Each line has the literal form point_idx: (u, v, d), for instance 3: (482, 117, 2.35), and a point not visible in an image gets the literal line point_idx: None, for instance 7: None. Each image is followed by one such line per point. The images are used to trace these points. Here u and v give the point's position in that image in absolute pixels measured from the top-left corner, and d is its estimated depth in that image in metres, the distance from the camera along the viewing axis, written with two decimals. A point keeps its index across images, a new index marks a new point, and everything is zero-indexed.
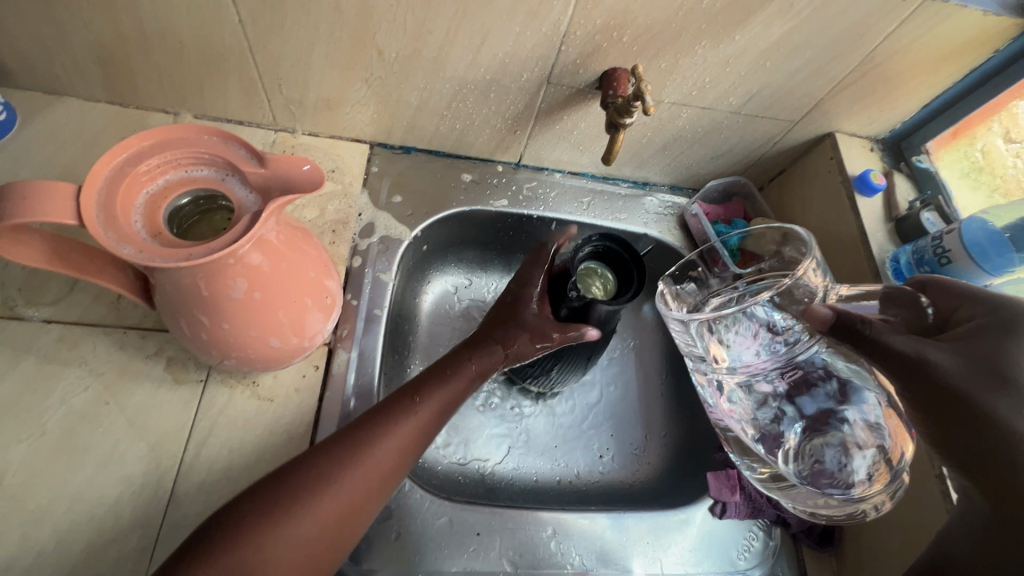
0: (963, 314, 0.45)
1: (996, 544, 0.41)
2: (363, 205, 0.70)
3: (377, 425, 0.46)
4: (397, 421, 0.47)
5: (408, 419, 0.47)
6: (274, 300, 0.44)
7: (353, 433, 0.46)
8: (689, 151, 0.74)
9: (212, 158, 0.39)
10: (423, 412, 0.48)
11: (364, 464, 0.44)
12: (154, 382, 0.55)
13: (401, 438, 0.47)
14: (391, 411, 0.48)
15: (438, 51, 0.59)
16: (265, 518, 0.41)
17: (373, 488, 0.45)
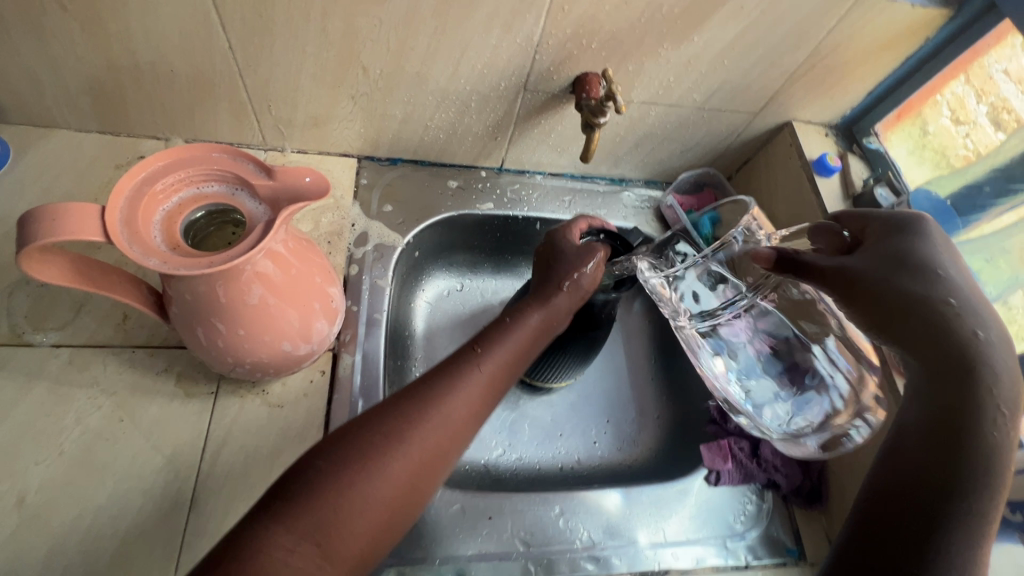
0: (868, 228, 0.54)
1: (937, 407, 0.43)
2: (355, 215, 0.72)
3: (444, 387, 0.48)
4: (462, 380, 0.48)
5: (457, 381, 0.48)
6: (285, 306, 0.47)
7: (420, 392, 0.47)
8: (660, 147, 0.79)
9: (223, 175, 0.41)
10: (473, 372, 0.49)
11: (432, 422, 0.46)
12: (165, 397, 0.56)
13: (466, 397, 0.48)
14: (457, 370, 0.49)
15: (420, 66, 0.63)
16: (337, 483, 0.41)
17: (444, 446, 0.46)
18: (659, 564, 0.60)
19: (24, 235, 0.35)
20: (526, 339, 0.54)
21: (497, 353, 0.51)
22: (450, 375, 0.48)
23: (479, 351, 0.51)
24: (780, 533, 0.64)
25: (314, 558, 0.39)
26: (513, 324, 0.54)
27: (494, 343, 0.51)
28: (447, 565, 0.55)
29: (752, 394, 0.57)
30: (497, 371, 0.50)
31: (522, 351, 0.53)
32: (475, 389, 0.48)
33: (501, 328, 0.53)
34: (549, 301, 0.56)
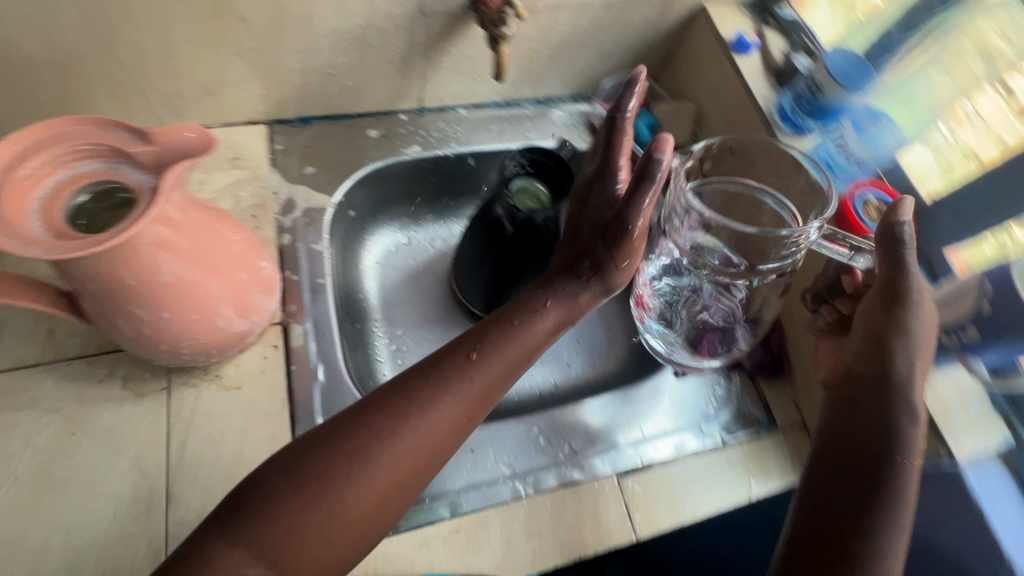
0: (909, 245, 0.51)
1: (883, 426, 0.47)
2: (277, 183, 0.69)
3: (424, 402, 0.44)
4: (447, 394, 0.45)
5: (446, 395, 0.45)
6: (205, 279, 0.45)
7: (395, 402, 0.44)
8: (578, 56, 0.76)
9: (95, 148, 0.38)
10: (462, 386, 0.46)
11: (404, 443, 0.43)
12: (115, 402, 0.54)
13: (450, 411, 0.45)
14: (445, 380, 0.46)
15: (303, 6, 0.59)
16: (302, 500, 0.40)
17: (420, 464, 0.44)
18: (641, 459, 0.62)
19: None
20: (523, 344, 0.49)
21: (488, 360, 0.47)
22: (434, 390, 0.45)
23: (471, 363, 0.47)
24: (751, 408, 0.67)
25: (269, 572, 0.39)
26: (507, 324, 0.49)
27: (488, 353, 0.47)
28: (438, 503, 0.56)
29: (670, 329, 0.68)
30: (483, 387, 0.46)
31: (519, 360, 0.48)
32: (462, 404, 0.45)
33: (500, 330, 0.49)
34: (572, 298, 0.51)
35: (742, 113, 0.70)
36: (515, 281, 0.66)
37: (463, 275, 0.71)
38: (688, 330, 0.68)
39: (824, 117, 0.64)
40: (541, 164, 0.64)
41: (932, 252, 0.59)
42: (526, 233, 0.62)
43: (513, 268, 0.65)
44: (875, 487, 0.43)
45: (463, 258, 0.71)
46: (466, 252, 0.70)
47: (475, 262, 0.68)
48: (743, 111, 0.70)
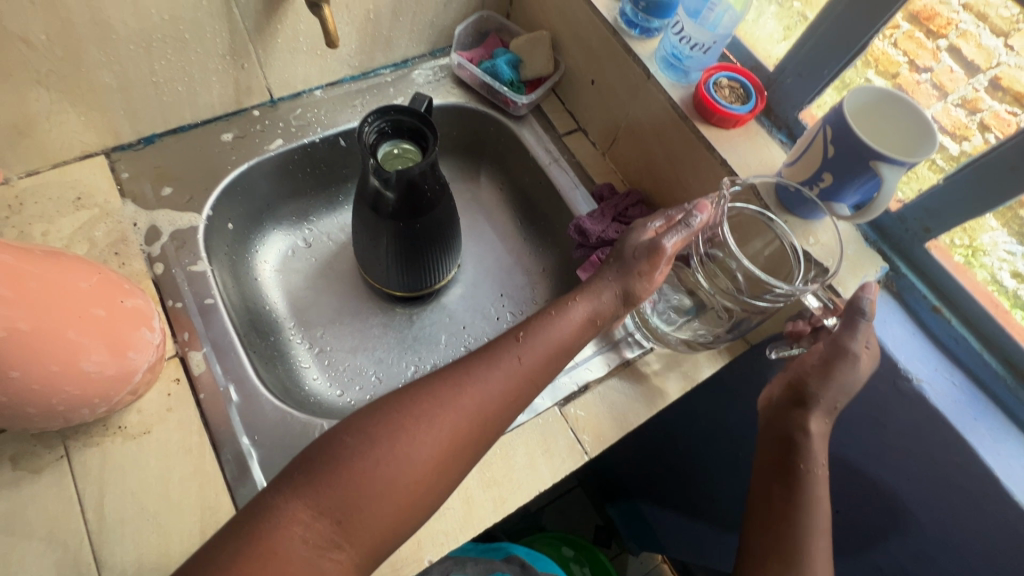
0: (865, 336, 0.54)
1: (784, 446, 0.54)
2: (134, 214, 0.64)
3: (485, 372, 0.48)
4: (500, 368, 0.49)
5: (498, 371, 0.49)
6: (50, 323, 0.40)
7: (453, 374, 0.48)
8: (420, 7, 0.74)
9: None
10: (511, 362, 0.50)
11: (460, 411, 0.46)
12: (10, 486, 0.50)
13: (502, 383, 0.49)
14: (499, 356, 0.50)
15: (90, 11, 0.52)
16: (366, 458, 0.43)
17: (475, 433, 0.47)
18: (577, 384, 0.63)
19: None
20: (569, 332, 0.53)
21: (540, 341, 0.51)
22: (492, 362, 0.49)
23: (526, 342, 0.51)
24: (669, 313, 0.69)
25: (331, 531, 0.41)
26: (556, 310, 0.54)
27: (538, 335, 0.52)
28: None
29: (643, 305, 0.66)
30: (534, 365, 0.51)
31: (566, 342, 0.53)
32: (514, 378, 0.49)
33: (550, 314, 0.53)
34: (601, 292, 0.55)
35: (592, 29, 0.70)
36: (410, 245, 0.66)
37: (369, 260, 0.70)
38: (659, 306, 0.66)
39: (664, 14, 0.64)
40: (398, 122, 0.60)
41: (787, 119, 0.62)
42: (405, 196, 0.59)
43: (406, 236, 0.64)
44: (791, 493, 0.52)
45: (362, 241, 0.68)
46: (362, 234, 0.68)
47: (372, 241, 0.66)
48: (592, 26, 0.70)
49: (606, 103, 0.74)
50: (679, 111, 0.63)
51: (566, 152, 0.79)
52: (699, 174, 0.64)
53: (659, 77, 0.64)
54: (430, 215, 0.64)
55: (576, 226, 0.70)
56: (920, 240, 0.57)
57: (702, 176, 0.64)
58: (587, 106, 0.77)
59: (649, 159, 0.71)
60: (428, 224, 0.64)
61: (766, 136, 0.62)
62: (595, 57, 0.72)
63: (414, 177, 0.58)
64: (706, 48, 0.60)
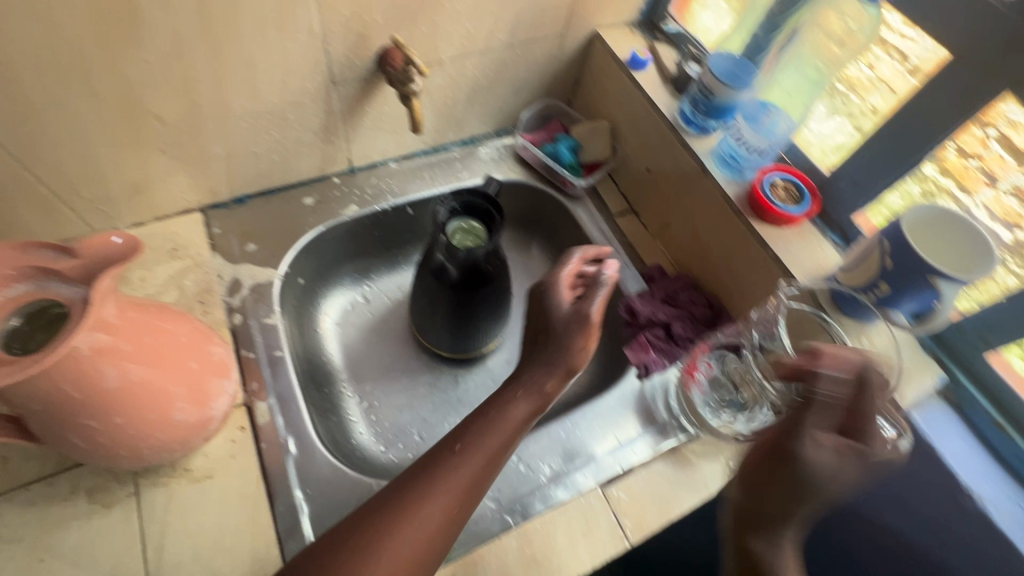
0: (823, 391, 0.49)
1: None
2: (220, 266, 0.70)
3: (415, 500, 0.43)
4: (439, 486, 0.44)
5: (438, 491, 0.43)
6: (154, 375, 0.45)
7: (385, 504, 0.43)
8: (492, 94, 0.80)
9: (22, 271, 0.38)
10: (454, 476, 0.44)
11: (400, 541, 0.41)
12: (83, 518, 0.53)
13: (443, 503, 0.43)
14: (434, 474, 0.44)
15: (215, 95, 0.60)
16: None
17: (421, 565, 0.42)
18: (620, 466, 0.63)
19: None
20: (502, 441, 0.47)
21: (466, 460, 0.45)
22: (426, 484, 0.44)
23: (456, 458, 0.45)
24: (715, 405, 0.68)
25: None
26: (492, 418, 0.48)
27: (470, 449, 0.46)
28: None
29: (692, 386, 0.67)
30: (483, 465, 0.45)
31: (508, 446, 0.47)
32: (455, 493, 0.44)
33: (481, 422, 0.48)
34: (543, 388, 0.51)
35: (651, 123, 0.75)
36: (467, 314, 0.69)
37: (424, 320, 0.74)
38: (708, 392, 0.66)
39: (723, 116, 0.68)
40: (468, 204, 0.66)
41: (841, 220, 0.64)
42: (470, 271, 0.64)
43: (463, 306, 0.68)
44: None
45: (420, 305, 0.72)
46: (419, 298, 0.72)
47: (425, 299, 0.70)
48: (651, 121, 0.75)
49: (660, 190, 0.77)
50: (734, 207, 0.66)
51: (618, 231, 0.82)
52: (751, 266, 0.66)
53: (715, 173, 0.67)
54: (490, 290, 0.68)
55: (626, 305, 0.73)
56: (979, 351, 0.57)
57: (754, 271, 0.66)
58: (641, 190, 0.81)
59: (700, 246, 0.73)
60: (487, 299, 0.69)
61: (819, 236, 0.64)
62: (652, 148, 0.76)
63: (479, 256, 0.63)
64: (762, 152, 0.66)
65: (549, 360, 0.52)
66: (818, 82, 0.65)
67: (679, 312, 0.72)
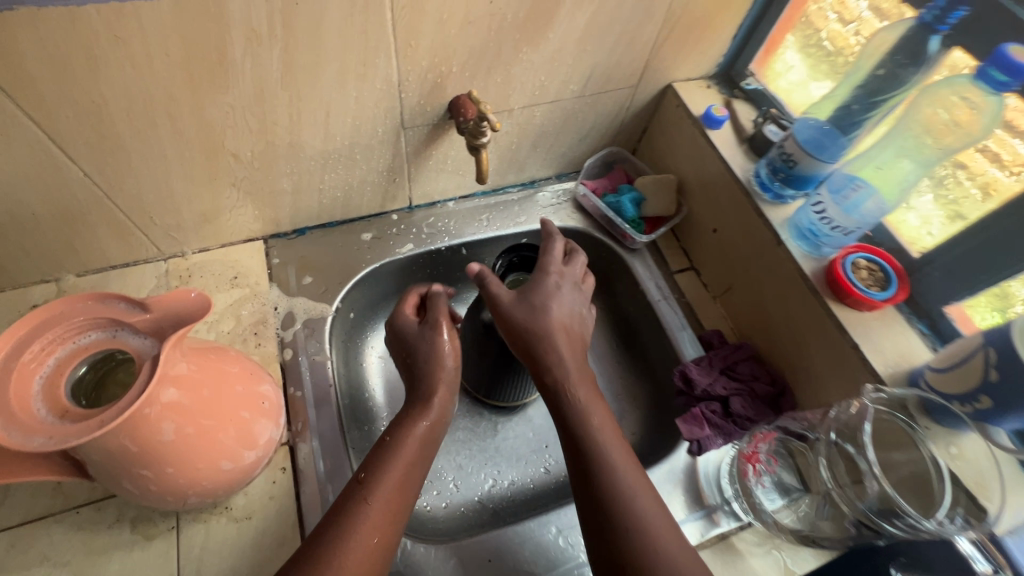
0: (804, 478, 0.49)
1: None
2: (276, 298, 0.70)
3: (342, 536, 0.48)
4: (358, 528, 0.49)
5: (358, 525, 0.49)
6: (207, 426, 0.44)
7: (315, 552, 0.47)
8: (557, 141, 0.79)
9: (97, 321, 0.39)
10: (369, 511, 0.50)
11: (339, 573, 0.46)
12: (125, 548, 0.54)
13: (369, 532, 0.49)
14: (352, 517, 0.50)
15: (289, 136, 0.61)
16: None
17: None
18: None
19: None
20: (407, 468, 0.55)
21: (376, 495, 0.51)
22: (346, 523, 0.49)
23: (366, 490, 0.52)
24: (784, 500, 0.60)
25: None
26: (401, 438, 0.56)
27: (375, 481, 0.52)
28: None
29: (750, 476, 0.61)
30: (394, 490, 0.52)
31: (413, 459, 0.55)
32: (377, 524, 0.50)
33: (386, 448, 0.55)
34: (427, 401, 0.60)
35: (722, 184, 0.71)
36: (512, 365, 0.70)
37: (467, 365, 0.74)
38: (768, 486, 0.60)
39: (802, 186, 0.64)
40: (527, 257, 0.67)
41: (931, 310, 0.59)
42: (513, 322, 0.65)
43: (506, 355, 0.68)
44: None
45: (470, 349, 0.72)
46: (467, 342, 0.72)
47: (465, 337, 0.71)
48: (723, 182, 0.71)
49: (727, 254, 0.74)
50: (810, 284, 0.61)
51: (676, 290, 0.78)
52: (827, 348, 0.61)
53: (790, 246, 0.64)
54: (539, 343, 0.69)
55: (681, 371, 0.68)
56: None
57: (829, 356, 0.61)
58: (705, 250, 0.78)
59: (767, 318, 0.69)
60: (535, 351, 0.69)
61: (904, 324, 0.59)
62: (721, 209, 0.73)
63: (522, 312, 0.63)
64: (848, 231, 0.60)
65: (548, 355, 0.53)
66: (923, 162, 0.56)
67: (739, 386, 0.67)
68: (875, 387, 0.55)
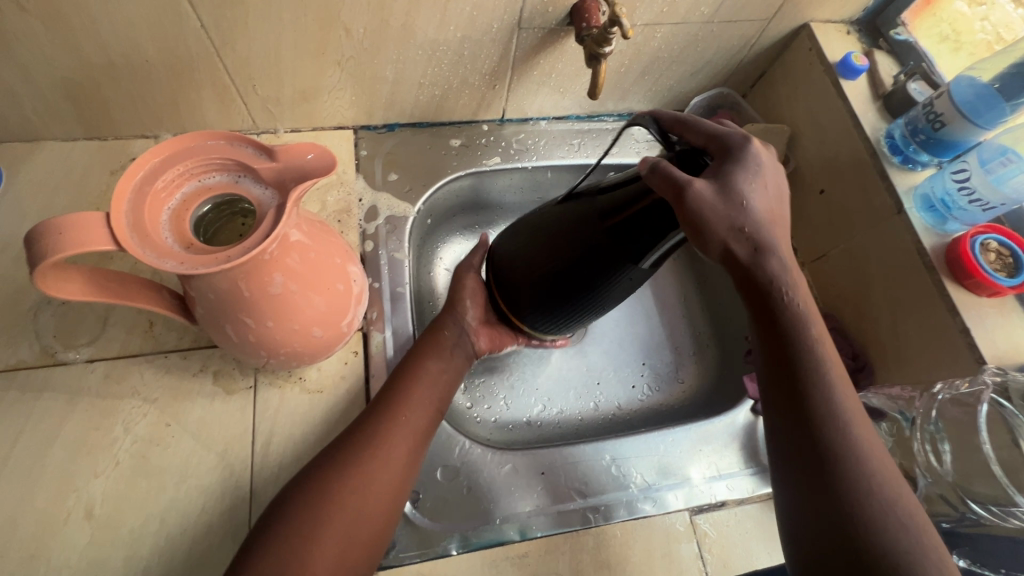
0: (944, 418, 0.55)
1: None
2: (361, 190, 0.70)
3: (403, 389, 0.52)
4: (417, 387, 0.53)
5: (419, 386, 0.53)
6: (310, 290, 0.45)
7: (386, 406, 0.51)
8: (669, 71, 0.74)
9: (223, 162, 0.39)
10: (427, 373, 0.54)
11: (394, 434, 0.49)
12: (207, 397, 0.56)
13: (427, 389, 0.53)
14: (414, 381, 0.53)
15: (405, 17, 0.58)
16: (337, 479, 0.45)
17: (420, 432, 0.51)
18: (715, 498, 0.60)
19: (32, 255, 0.33)
20: (438, 371, 0.56)
21: (403, 404, 0.51)
22: (409, 385, 0.53)
23: (390, 400, 0.51)
24: None
25: (348, 528, 0.44)
26: (432, 343, 0.57)
27: (398, 394, 0.52)
28: (509, 523, 0.56)
29: None
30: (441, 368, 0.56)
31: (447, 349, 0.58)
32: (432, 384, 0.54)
33: (412, 357, 0.56)
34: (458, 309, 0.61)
35: (845, 142, 0.66)
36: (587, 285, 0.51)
37: (515, 272, 0.56)
38: None
39: (940, 152, 0.61)
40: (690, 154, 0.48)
41: None
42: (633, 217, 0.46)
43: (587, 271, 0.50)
44: None
45: (535, 266, 0.54)
46: (523, 255, 0.55)
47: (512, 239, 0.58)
48: (846, 139, 0.66)
49: (833, 218, 0.68)
50: (927, 259, 0.58)
51: None
52: (926, 328, 0.58)
53: (910, 214, 0.60)
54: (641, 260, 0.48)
55: None
56: None
57: (927, 334, 0.58)
58: (805, 213, 0.73)
59: (862, 291, 0.65)
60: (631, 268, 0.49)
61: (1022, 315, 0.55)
62: (836, 169, 0.68)
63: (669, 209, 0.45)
64: (987, 206, 0.57)
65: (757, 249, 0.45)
66: None
67: None
68: (997, 367, 0.52)
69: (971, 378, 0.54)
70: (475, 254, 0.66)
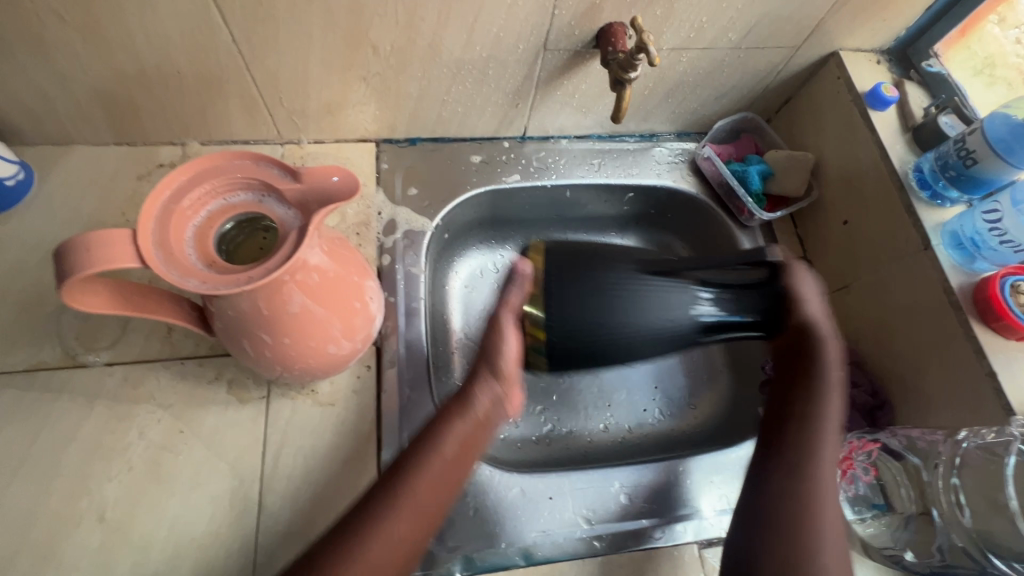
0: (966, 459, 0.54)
1: None
2: (381, 203, 0.70)
3: (434, 438, 0.50)
4: (445, 437, 0.50)
5: (448, 431, 0.51)
6: (327, 309, 0.46)
7: (410, 457, 0.49)
8: (694, 95, 0.73)
9: (248, 182, 0.40)
10: (464, 418, 0.52)
11: (421, 491, 0.48)
12: (221, 405, 0.57)
13: (456, 438, 0.51)
14: (445, 426, 0.51)
15: (432, 36, 0.58)
16: (354, 537, 0.44)
17: (440, 483, 0.49)
18: (724, 532, 0.59)
19: (60, 269, 0.34)
20: (459, 444, 0.51)
21: (413, 486, 0.48)
22: (438, 436, 0.50)
23: (400, 475, 0.48)
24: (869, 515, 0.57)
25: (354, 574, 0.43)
26: (460, 403, 0.52)
27: (414, 471, 0.48)
28: (513, 548, 0.56)
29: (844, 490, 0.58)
30: (473, 421, 0.52)
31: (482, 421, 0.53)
32: (462, 431, 0.51)
33: (435, 425, 0.51)
34: (500, 373, 0.54)
35: (872, 173, 0.65)
36: (621, 346, 0.54)
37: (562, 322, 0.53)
38: (857, 498, 0.58)
39: (971, 190, 0.60)
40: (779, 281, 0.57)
41: None
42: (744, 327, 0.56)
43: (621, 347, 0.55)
44: None
45: (568, 334, 0.53)
46: (560, 317, 0.53)
47: (581, 294, 0.53)
48: (873, 171, 0.65)
49: (856, 249, 0.67)
50: (954, 298, 0.56)
51: None
52: (950, 367, 0.57)
53: (937, 251, 0.59)
54: (698, 320, 0.54)
55: None
56: None
57: (951, 376, 0.57)
58: (827, 242, 0.71)
59: (884, 326, 0.64)
60: (685, 325, 0.54)
61: None
62: (861, 201, 0.67)
63: (760, 308, 0.56)
64: (1019, 247, 0.55)
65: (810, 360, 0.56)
66: None
67: None
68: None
69: (999, 429, 0.52)
70: (512, 290, 0.55)
